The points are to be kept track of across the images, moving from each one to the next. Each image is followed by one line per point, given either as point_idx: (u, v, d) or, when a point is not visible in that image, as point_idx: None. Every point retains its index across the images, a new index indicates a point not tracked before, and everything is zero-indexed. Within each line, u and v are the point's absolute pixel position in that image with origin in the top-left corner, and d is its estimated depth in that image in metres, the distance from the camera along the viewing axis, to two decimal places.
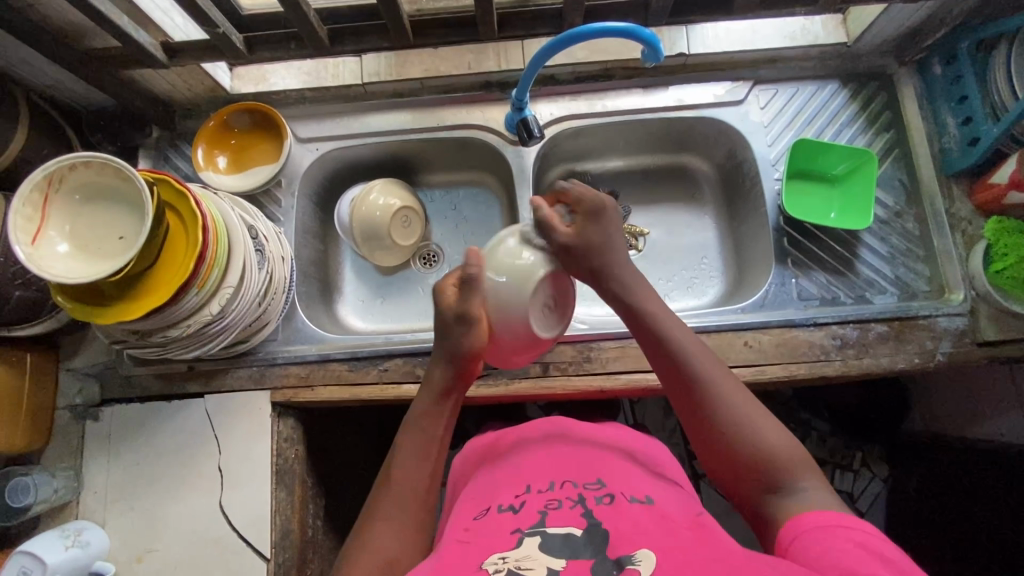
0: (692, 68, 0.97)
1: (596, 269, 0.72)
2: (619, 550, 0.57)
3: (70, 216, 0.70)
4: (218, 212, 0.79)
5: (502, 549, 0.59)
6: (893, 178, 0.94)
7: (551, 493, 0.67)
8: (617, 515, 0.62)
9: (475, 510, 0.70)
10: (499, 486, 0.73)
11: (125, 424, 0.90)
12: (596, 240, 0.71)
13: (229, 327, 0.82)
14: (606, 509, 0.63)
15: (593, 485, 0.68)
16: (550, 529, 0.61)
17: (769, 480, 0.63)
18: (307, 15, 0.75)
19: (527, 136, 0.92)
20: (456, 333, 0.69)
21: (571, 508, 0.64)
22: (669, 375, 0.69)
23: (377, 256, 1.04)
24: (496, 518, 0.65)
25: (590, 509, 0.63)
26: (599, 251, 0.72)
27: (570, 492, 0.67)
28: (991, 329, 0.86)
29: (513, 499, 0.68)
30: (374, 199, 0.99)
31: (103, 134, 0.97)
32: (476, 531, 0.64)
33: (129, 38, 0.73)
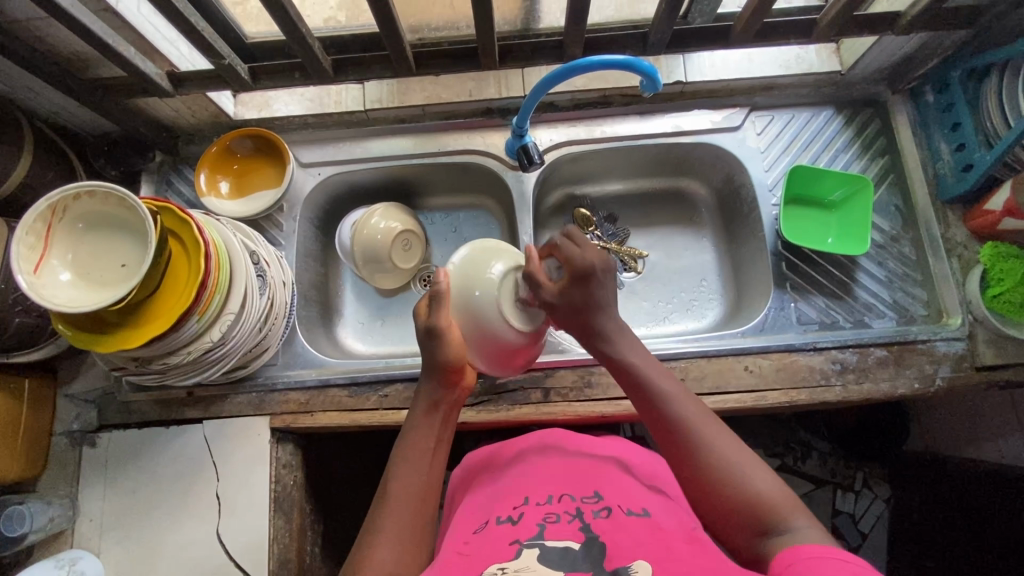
0: (689, 96, 0.99)
1: (594, 317, 0.73)
2: (616, 561, 0.58)
3: (72, 245, 0.70)
4: (219, 237, 0.79)
5: (502, 559, 0.60)
6: (888, 203, 0.96)
7: (548, 506, 0.67)
8: (615, 528, 0.63)
9: (475, 520, 0.70)
10: (497, 498, 0.72)
11: (123, 450, 0.90)
12: (581, 302, 0.72)
13: (227, 355, 0.81)
14: (604, 523, 0.64)
15: (590, 499, 0.68)
16: (549, 542, 0.61)
17: (758, 522, 0.59)
18: (312, 47, 0.77)
19: (527, 162, 0.92)
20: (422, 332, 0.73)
21: (569, 522, 0.64)
22: (655, 421, 0.68)
23: (380, 278, 1.04)
24: (494, 530, 0.65)
25: (588, 523, 0.64)
26: (583, 306, 0.72)
27: (567, 506, 0.67)
28: (989, 353, 0.87)
29: (512, 509, 0.68)
30: (375, 223, 1.00)
31: (105, 159, 0.95)
32: (474, 541, 0.64)
33: (135, 68, 0.74)
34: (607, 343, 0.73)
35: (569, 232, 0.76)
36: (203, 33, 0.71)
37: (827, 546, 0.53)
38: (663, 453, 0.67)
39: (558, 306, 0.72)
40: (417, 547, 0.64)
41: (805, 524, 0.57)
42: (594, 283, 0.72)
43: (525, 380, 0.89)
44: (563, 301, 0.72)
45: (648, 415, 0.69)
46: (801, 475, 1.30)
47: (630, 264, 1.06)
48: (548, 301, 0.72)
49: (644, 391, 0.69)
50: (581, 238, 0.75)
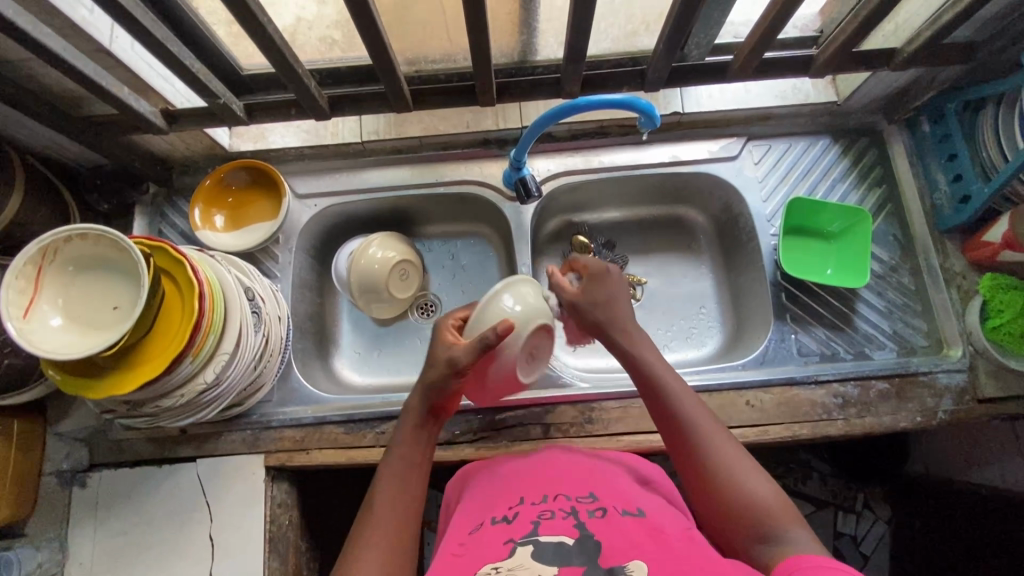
0: (686, 126, 0.99)
1: (609, 312, 0.74)
2: (612, 560, 0.56)
3: (63, 288, 0.69)
4: (214, 274, 0.78)
5: (495, 560, 0.58)
6: (887, 233, 0.95)
7: (542, 505, 0.65)
8: (611, 528, 0.60)
9: (469, 520, 0.68)
10: (492, 498, 0.70)
11: (116, 489, 0.88)
12: (602, 302, 0.74)
13: (222, 394, 0.80)
14: (599, 521, 0.61)
15: (585, 499, 0.65)
16: (543, 538, 0.59)
17: (757, 530, 0.59)
18: (308, 86, 0.76)
19: (525, 194, 0.91)
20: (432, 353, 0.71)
21: (563, 518, 0.62)
22: (663, 416, 0.68)
23: (374, 307, 1.03)
24: (487, 530, 0.63)
25: (583, 521, 0.61)
26: (601, 305, 0.75)
27: (561, 505, 0.65)
28: (990, 386, 0.87)
29: (507, 510, 0.66)
30: (373, 252, 0.99)
31: (99, 193, 0.94)
32: (470, 544, 0.62)
33: (128, 107, 0.73)
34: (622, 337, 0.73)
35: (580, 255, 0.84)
36: (198, 75, 0.70)
37: (823, 556, 0.53)
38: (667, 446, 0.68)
39: (588, 312, 0.74)
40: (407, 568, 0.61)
41: (803, 535, 0.57)
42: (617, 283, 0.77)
43: (524, 416, 0.88)
44: (586, 303, 0.75)
45: (653, 410, 0.69)
46: (803, 496, 1.29)
47: (628, 291, 1.05)
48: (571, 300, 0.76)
49: (654, 388, 0.69)
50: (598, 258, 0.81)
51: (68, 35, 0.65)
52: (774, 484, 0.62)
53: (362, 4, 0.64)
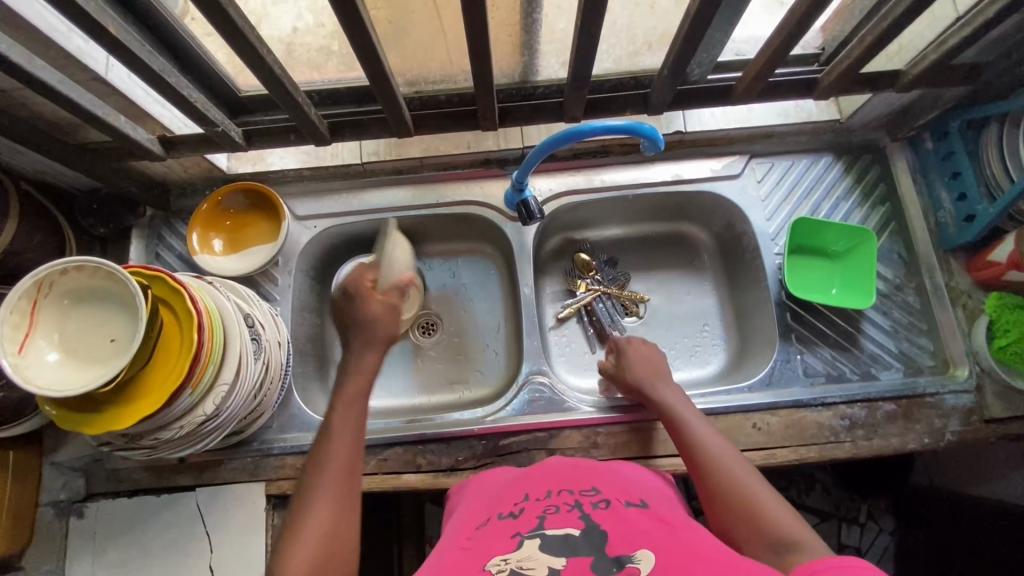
0: (689, 144, 0.98)
1: (644, 375, 0.82)
2: (619, 549, 0.55)
3: (59, 322, 0.68)
4: (213, 301, 0.77)
5: (503, 552, 0.57)
6: (891, 251, 0.95)
7: (548, 501, 0.65)
8: (616, 518, 0.61)
9: (475, 519, 0.68)
10: (497, 499, 0.71)
11: (113, 520, 0.86)
12: (630, 363, 0.84)
13: (222, 424, 0.79)
14: (604, 512, 0.62)
15: (589, 492, 0.66)
16: (549, 531, 0.59)
17: (771, 547, 0.58)
18: (309, 114, 0.75)
19: (527, 216, 0.90)
20: (365, 308, 0.71)
21: (569, 513, 0.62)
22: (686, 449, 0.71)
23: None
24: (495, 525, 0.63)
25: (588, 512, 0.62)
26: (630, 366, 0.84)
27: (566, 499, 0.65)
28: (998, 406, 0.86)
29: (513, 506, 0.66)
30: None
31: (95, 218, 0.92)
32: (477, 537, 0.62)
33: (126, 136, 0.72)
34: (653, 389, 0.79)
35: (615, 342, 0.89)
36: (196, 104, 0.69)
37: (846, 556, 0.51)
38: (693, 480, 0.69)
39: (628, 385, 0.82)
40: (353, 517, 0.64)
41: (813, 547, 0.56)
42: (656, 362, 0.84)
43: (529, 441, 0.87)
44: (617, 369, 0.85)
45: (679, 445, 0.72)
46: (806, 508, 1.28)
47: (630, 309, 1.05)
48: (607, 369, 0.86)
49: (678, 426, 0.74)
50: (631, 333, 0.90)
51: (63, 66, 0.64)
52: (795, 510, 0.61)
53: (364, 35, 0.63)
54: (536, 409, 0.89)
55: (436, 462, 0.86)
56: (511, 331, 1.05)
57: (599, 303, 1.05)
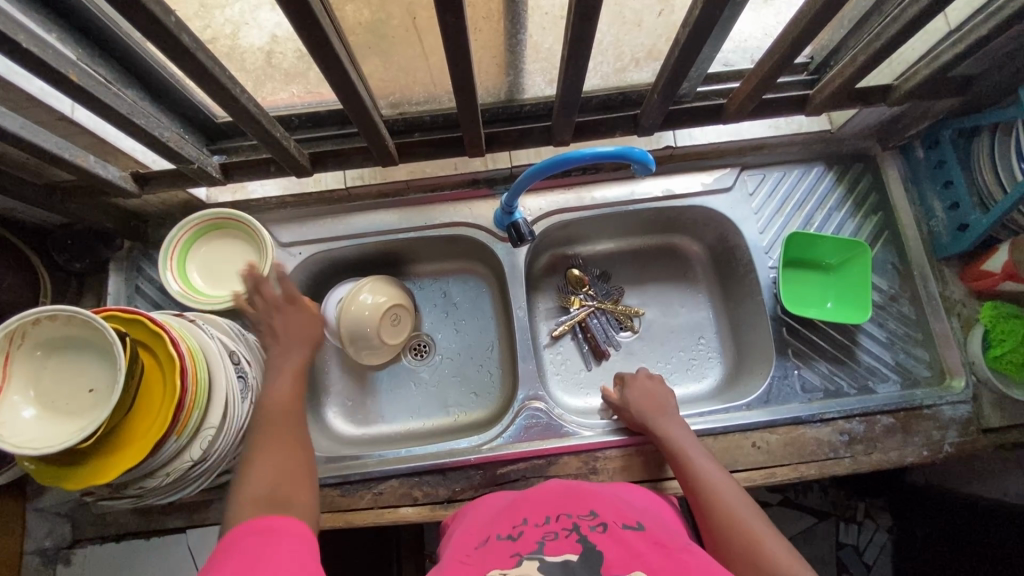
0: (679, 159, 0.96)
1: (648, 412, 0.83)
2: (614, 570, 0.54)
3: (34, 374, 0.65)
4: (196, 342, 0.75)
5: (502, 567, 0.56)
6: (885, 261, 0.94)
7: (546, 526, 0.63)
8: (613, 540, 0.59)
9: (473, 540, 0.66)
10: (494, 522, 0.68)
11: (102, 566, 0.84)
12: (635, 399, 0.85)
13: (210, 467, 0.76)
14: (601, 535, 0.60)
15: (587, 516, 0.63)
16: (548, 556, 0.57)
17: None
18: (287, 147, 0.73)
19: (517, 237, 0.89)
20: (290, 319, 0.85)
21: (568, 536, 0.60)
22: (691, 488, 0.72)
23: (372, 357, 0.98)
24: (492, 546, 0.61)
25: (585, 535, 0.60)
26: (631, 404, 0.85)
27: (564, 524, 0.63)
28: (995, 416, 0.86)
29: (511, 528, 0.64)
30: (363, 298, 0.96)
31: (70, 253, 0.89)
32: (476, 555, 0.61)
33: (96, 177, 0.69)
34: (657, 425, 0.81)
35: (622, 376, 0.90)
36: (169, 143, 0.66)
37: None
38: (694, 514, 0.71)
39: (632, 421, 0.84)
40: (301, 441, 0.74)
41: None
42: (658, 397, 0.85)
43: (526, 469, 0.85)
44: (623, 404, 0.86)
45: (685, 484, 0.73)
46: (803, 508, 1.30)
47: (626, 323, 1.04)
48: (613, 403, 0.88)
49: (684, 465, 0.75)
50: (642, 372, 0.90)
51: (26, 109, 0.61)
52: (791, 549, 0.62)
53: (341, 69, 0.61)
54: (533, 436, 0.88)
55: (433, 494, 0.85)
56: (505, 352, 1.04)
57: (593, 319, 1.04)
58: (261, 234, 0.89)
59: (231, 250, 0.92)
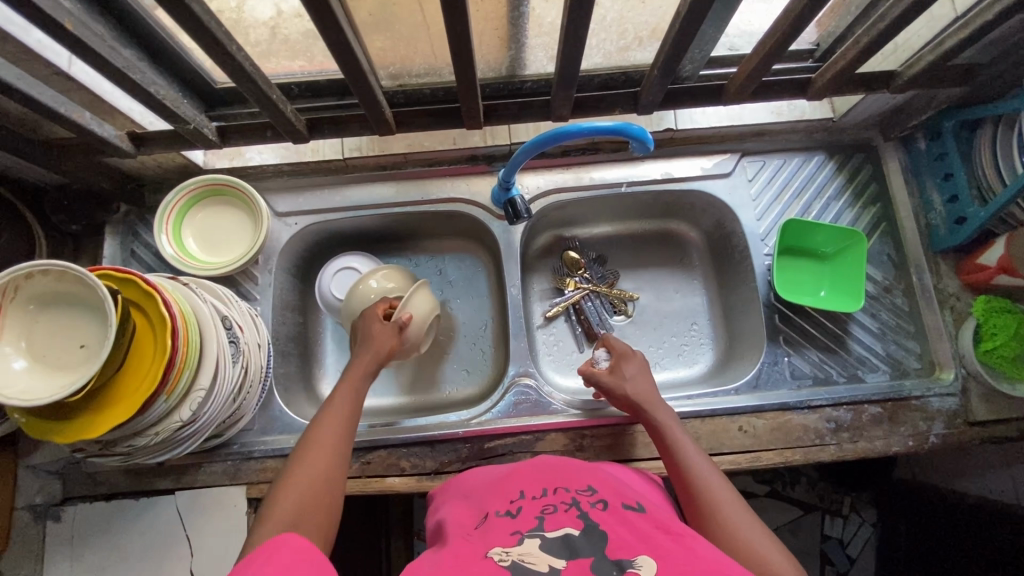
0: (679, 142, 0.96)
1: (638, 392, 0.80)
2: (619, 552, 0.55)
3: (27, 328, 0.66)
4: (189, 304, 0.75)
5: (504, 545, 0.57)
6: (881, 253, 0.94)
7: (544, 499, 0.64)
8: (616, 520, 0.60)
9: (469, 516, 0.66)
10: (486, 497, 0.69)
11: (91, 524, 0.85)
12: (632, 377, 0.82)
13: (199, 430, 0.77)
14: (602, 513, 0.61)
15: (586, 492, 0.65)
16: (549, 533, 0.58)
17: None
18: (284, 112, 0.72)
19: (514, 215, 0.87)
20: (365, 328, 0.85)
21: (566, 512, 0.61)
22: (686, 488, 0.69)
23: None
24: (492, 522, 0.62)
25: (586, 511, 0.61)
26: (629, 380, 0.81)
27: (563, 497, 0.64)
28: (982, 409, 0.86)
29: (509, 503, 0.65)
30: (370, 284, 0.93)
31: (65, 214, 0.88)
32: (477, 532, 0.61)
33: (91, 134, 0.69)
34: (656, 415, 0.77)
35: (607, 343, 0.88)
36: (165, 101, 0.66)
37: None
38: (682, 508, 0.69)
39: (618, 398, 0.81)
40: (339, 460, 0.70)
41: None
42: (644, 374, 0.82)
43: (514, 444, 0.86)
44: (615, 380, 0.82)
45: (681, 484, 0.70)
46: (791, 501, 1.31)
47: (619, 307, 1.04)
48: (603, 382, 0.83)
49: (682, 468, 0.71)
50: (620, 342, 0.87)
51: (22, 61, 0.61)
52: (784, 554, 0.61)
53: (339, 33, 0.60)
54: (520, 412, 0.88)
55: (420, 465, 0.86)
56: (498, 330, 1.04)
57: (588, 301, 1.04)
58: (255, 201, 0.90)
59: (228, 215, 0.93)
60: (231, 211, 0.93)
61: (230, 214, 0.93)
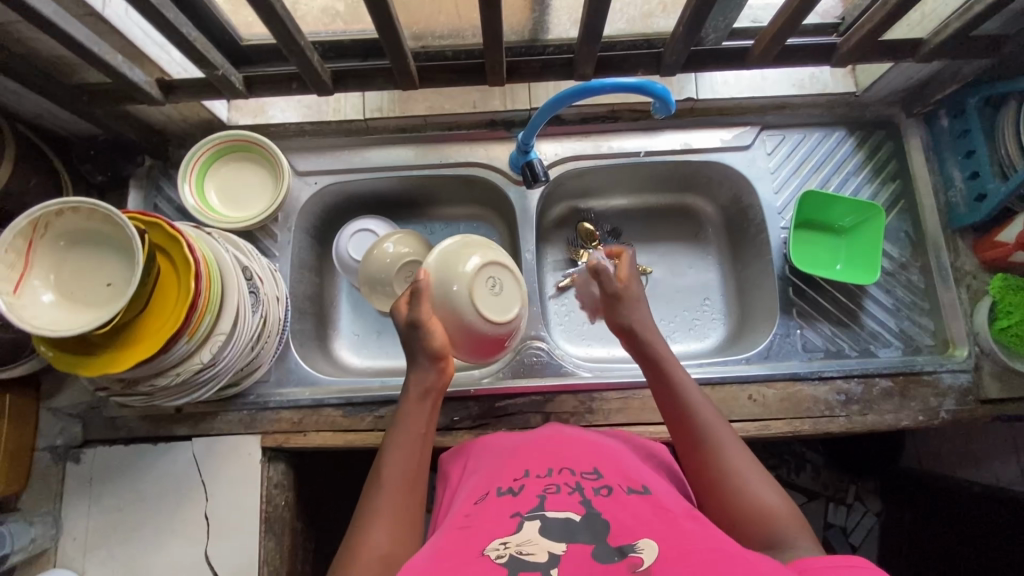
0: (699, 113, 0.96)
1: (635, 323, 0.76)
2: (621, 538, 0.52)
3: (56, 264, 0.67)
4: (211, 251, 0.76)
5: (502, 534, 0.54)
6: (899, 230, 0.94)
7: (547, 479, 0.63)
8: (617, 505, 0.58)
9: (474, 493, 0.65)
10: (495, 472, 0.68)
11: (110, 467, 0.87)
12: (632, 302, 0.78)
13: (218, 374, 0.78)
14: (606, 499, 0.58)
15: (590, 476, 0.63)
16: (549, 513, 0.56)
17: (759, 533, 0.58)
18: (311, 60, 0.73)
19: (531, 178, 0.88)
20: (431, 333, 0.72)
21: (570, 494, 0.59)
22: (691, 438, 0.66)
23: (478, 352, 0.78)
24: (492, 501, 0.60)
25: (588, 498, 0.58)
26: (638, 303, 0.78)
27: (566, 479, 0.63)
28: (994, 387, 0.86)
29: (512, 481, 0.64)
30: (386, 247, 0.96)
31: (93, 164, 0.91)
32: (474, 513, 0.59)
33: (123, 77, 0.70)
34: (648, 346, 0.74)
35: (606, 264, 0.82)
36: (196, 43, 0.67)
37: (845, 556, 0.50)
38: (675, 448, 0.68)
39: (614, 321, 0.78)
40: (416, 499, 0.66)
41: (807, 542, 0.56)
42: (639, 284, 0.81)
43: (524, 404, 0.87)
44: (617, 304, 0.78)
45: (685, 437, 0.67)
46: (796, 488, 1.25)
47: None
48: (615, 292, 0.78)
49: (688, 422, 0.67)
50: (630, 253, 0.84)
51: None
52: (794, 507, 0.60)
53: None
54: (532, 374, 0.90)
55: None
56: None
57: None
58: (277, 158, 0.91)
59: (250, 168, 0.94)
60: (252, 164, 0.94)
61: (252, 167, 0.94)
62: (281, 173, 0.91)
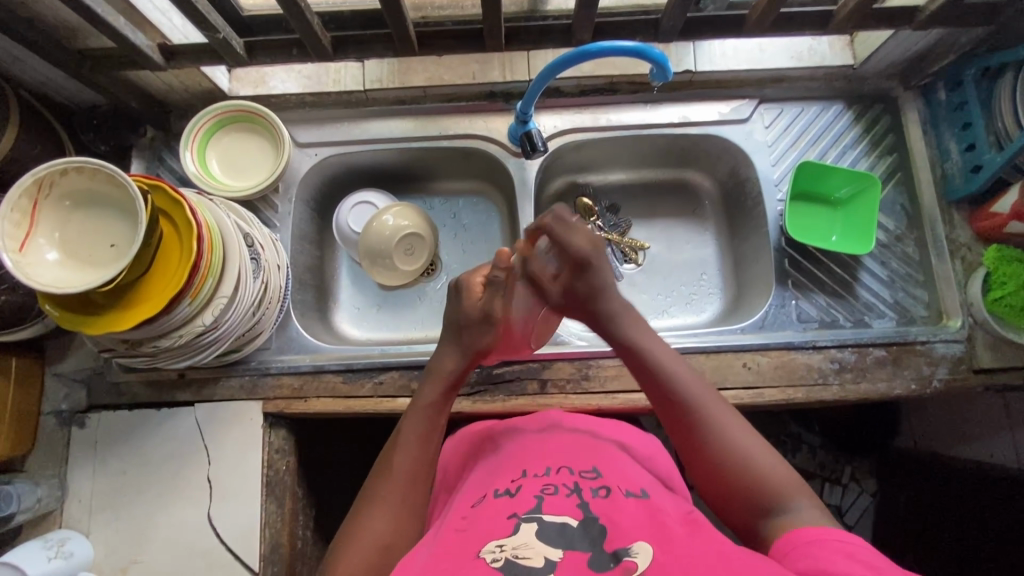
0: (697, 85, 0.97)
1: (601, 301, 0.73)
2: (617, 543, 0.54)
3: (60, 223, 0.68)
4: (212, 217, 0.77)
5: (499, 537, 0.56)
6: (894, 202, 0.94)
7: (546, 479, 0.63)
8: (614, 506, 0.59)
9: (472, 492, 0.65)
10: (493, 470, 0.68)
11: (114, 431, 0.89)
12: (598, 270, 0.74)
13: (220, 338, 0.80)
14: (603, 501, 0.60)
15: (588, 475, 0.64)
16: (546, 517, 0.57)
17: (759, 500, 0.61)
18: (311, 23, 0.74)
19: (530, 149, 0.92)
20: (486, 334, 0.74)
21: (567, 497, 0.60)
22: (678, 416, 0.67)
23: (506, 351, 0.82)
24: (491, 503, 0.61)
25: (587, 500, 0.60)
26: (602, 273, 0.74)
27: (565, 480, 0.63)
28: (987, 357, 0.87)
29: (510, 482, 0.64)
30: (385, 220, 0.98)
31: (96, 133, 0.92)
32: (473, 516, 0.60)
33: (126, 40, 0.71)
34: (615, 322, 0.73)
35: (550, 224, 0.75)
36: (197, 5, 0.68)
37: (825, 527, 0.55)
38: (660, 419, 0.69)
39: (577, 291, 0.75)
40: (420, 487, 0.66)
41: (805, 505, 0.59)
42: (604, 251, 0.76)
43: (521, 370, 0.88)
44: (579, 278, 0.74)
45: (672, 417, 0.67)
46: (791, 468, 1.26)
47: (631, 256, 1.04)
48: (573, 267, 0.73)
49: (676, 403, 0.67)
50: (585, 211, 0.76)
51: None
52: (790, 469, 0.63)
53: None
54: None
55: None
56: None
57: None
58: (278, 128, 0.92)
59: (251, 138, 0.95)
60: (252, 134, 0.95)
61: (252, 137, 0.95)
62: (281, 144, 0.92)
